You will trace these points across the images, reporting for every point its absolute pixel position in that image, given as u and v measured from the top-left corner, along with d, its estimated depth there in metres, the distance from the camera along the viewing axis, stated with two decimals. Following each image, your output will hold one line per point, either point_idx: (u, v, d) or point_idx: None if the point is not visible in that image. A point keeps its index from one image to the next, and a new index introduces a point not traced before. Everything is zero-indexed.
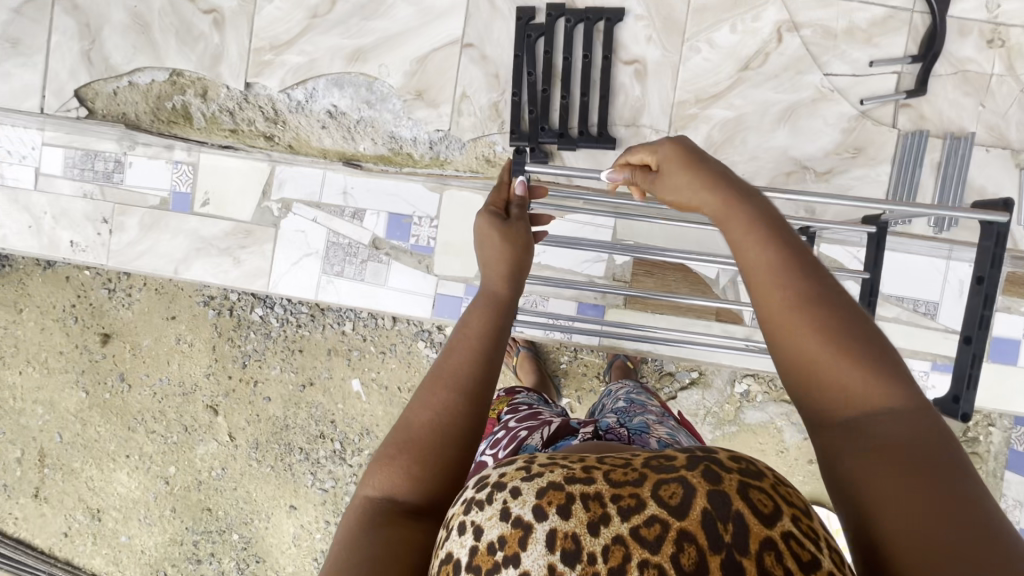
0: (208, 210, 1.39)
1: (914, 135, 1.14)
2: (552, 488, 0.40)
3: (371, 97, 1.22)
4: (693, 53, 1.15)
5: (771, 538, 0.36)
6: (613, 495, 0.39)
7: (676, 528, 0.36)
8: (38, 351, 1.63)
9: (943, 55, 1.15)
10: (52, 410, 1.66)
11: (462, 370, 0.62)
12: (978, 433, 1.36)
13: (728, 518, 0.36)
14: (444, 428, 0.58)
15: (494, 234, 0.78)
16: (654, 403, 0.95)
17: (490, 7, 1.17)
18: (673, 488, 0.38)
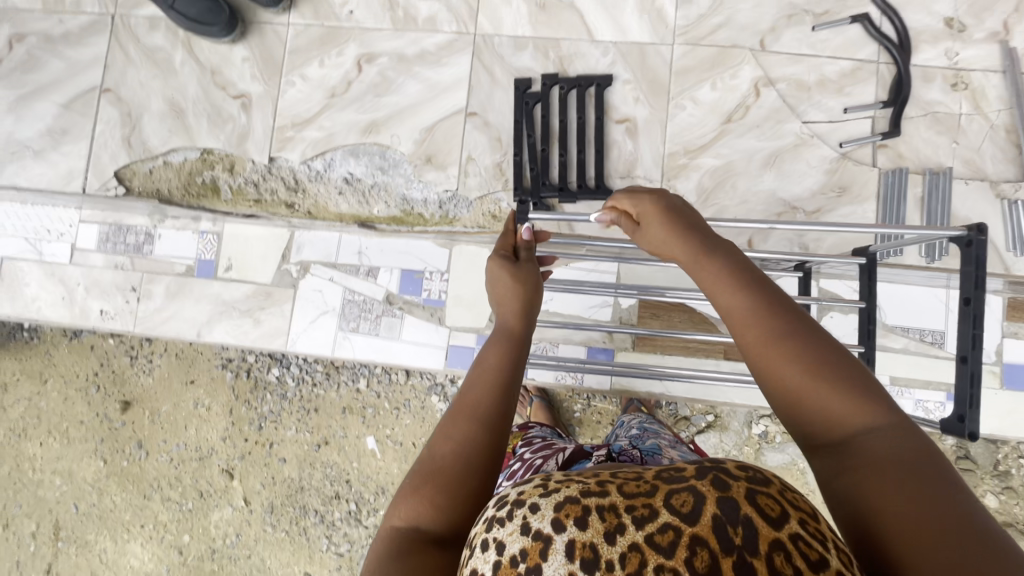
0: (231, 274, 1.46)
1: (894, 173, 1.20)
2: (569, 502, 0.43)
3: (384, 164, 1.33)
4: (679, 109, 1.25)
5: (780, 540, 0.38)
6: (627, 506, 0.41)
7: (689, 534, 0.39)
8: (60, 420, 1.67)
9: (912, 99, 1.24)
10: (70, 481, 1.67)
11: (482, 406, 0.67)
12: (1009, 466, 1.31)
13: (737, 522, 0.39)
14: (465, 457, 0.62)
15: (504, 277, 0.85)
16: (667, 430, 0.97)
17: (490, 80, 1.29)
18: (684, 497, 0.41)
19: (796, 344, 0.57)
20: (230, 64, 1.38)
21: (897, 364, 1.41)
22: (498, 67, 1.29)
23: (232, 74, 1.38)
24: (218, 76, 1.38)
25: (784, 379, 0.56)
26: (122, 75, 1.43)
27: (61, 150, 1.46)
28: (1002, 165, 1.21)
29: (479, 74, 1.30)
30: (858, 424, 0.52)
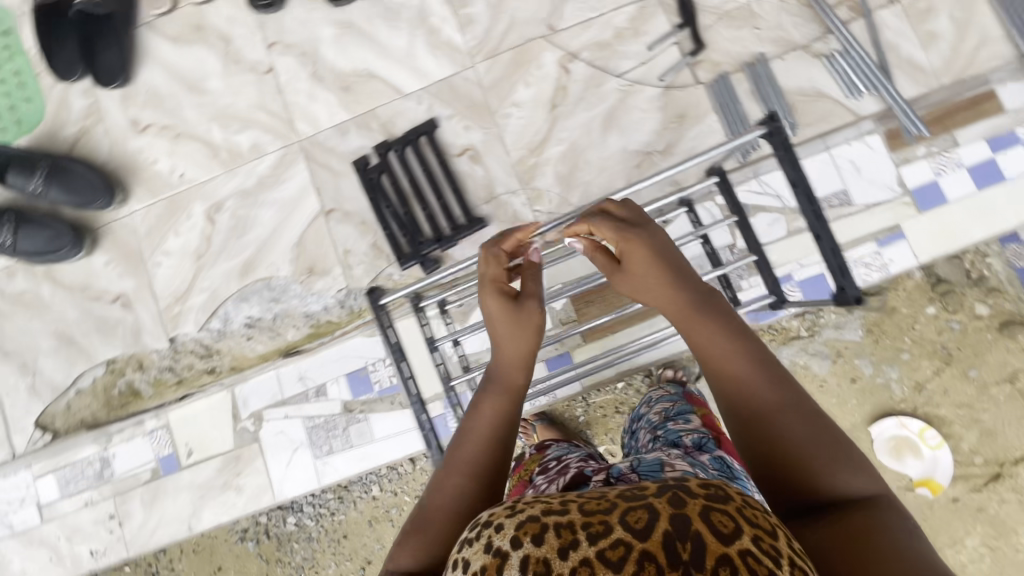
0: (195, 457, 1.44)
1: (718, 82, 1.25)
2: (530, 520, 0.47)
3: (274, 293, 1.33)
4: (507, 118, 1.29)
5: (726, 554, 0.42)
6: (583, 523, 0.45)
7: (638, 548, 0.42)
8: None
9: (700, 11, 1.29)
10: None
11: (474, 461, 0.74)
12: (981, 271, 1.25)
13: (686, 539, 0.43)
14: (456, 515, 0.70)
15: (502, 319, 0.83)
16: (689, 440, 1.02)
17: (331, 174, 1.32)
18: (638, 514, 0.45)
19: (795, 408, 0.65)
20: (95, 274, 1.39)
21: None
22: (333, 160, 1.32)
23: (101, 281, 1.39)
24: (89, 290, 1.39)
25: (787, 424, 0.64)
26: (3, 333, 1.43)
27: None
28: (805, 28, 1.26)
29: (320, 174, 1.32)
30: (834, 470, 0.61)
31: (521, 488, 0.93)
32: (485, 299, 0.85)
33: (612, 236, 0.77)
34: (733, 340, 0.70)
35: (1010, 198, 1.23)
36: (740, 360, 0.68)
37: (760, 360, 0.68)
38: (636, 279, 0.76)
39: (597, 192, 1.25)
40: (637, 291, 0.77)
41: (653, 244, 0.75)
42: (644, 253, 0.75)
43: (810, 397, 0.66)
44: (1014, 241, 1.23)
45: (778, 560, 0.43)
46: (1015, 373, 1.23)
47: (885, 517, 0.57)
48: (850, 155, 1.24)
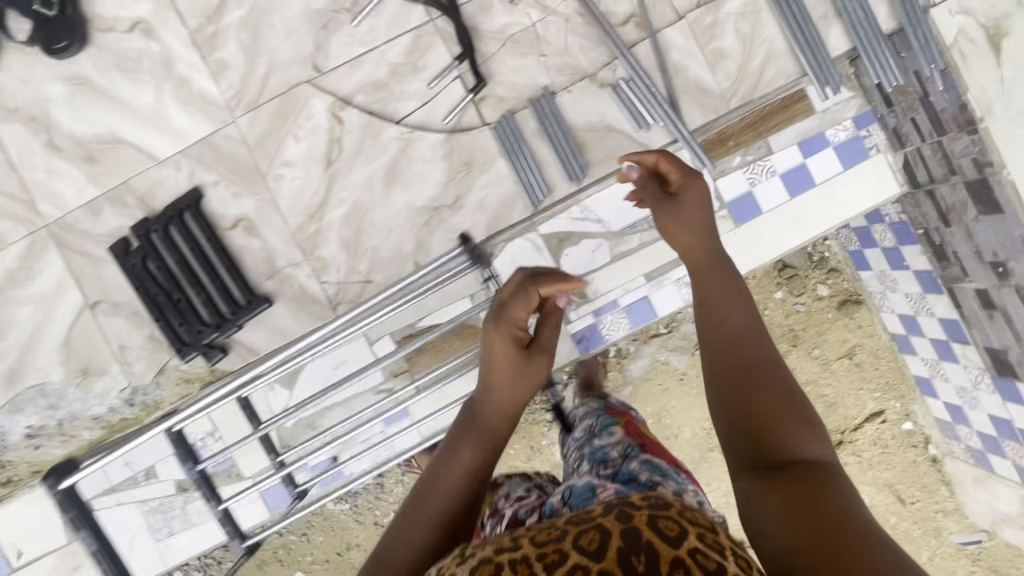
0: (27, 557, 1.38)
1: (502, 122, 1.15)
2: (484, 562, 0.57)
3: (51, 399, 1.20)
4: (280, 180, 1.15)
5: (677, 557, 0.53)
6: (538, 555, 0.56)
7: (595, 568, 0.53)
8: None
9: (482, 37, 1.16)
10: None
11: (440, 509, 0.90)
12: (822, 254, 1.60)
13: (638, 550, 0.53)
14: (417, 552, 0.84)
15: (504, 352, 1.00)
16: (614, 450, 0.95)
17: (89, 261, 1.16)
18: (590, 535, 0.56)
19: (771, 374, 0.73)
20: None
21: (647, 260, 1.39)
22: (88, 245, 1.16)
23: None
24: None
25: (775, 375, 0.73)
26: None
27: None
28: (592, 52, 1.16)
29: (76, 262, 1.16)
30: (790, 439, 0.67)
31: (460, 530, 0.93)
32: (495, 334, 1.01)
33: (671, 170, 0.91)
34: (738, 301, 0.81)
35: (820, 207, 1.33)
36: (739, 316, 0.80)
37: (757, 319, 0.80)
38: (687, 230, 0.89)
39: (387, 256, 1.16)
40: (682, 234, 0.89)
41: (673, 202, 0.90)
42: (698, 198, 0.90)
43: (782, 361, 0.75)
44: (880, 222, 1.48)
45: (722, 550, 0.55)
46: (850, 349, 1.61)
47: (832, 474, 0.63)
48: (671, 168, 1.22)
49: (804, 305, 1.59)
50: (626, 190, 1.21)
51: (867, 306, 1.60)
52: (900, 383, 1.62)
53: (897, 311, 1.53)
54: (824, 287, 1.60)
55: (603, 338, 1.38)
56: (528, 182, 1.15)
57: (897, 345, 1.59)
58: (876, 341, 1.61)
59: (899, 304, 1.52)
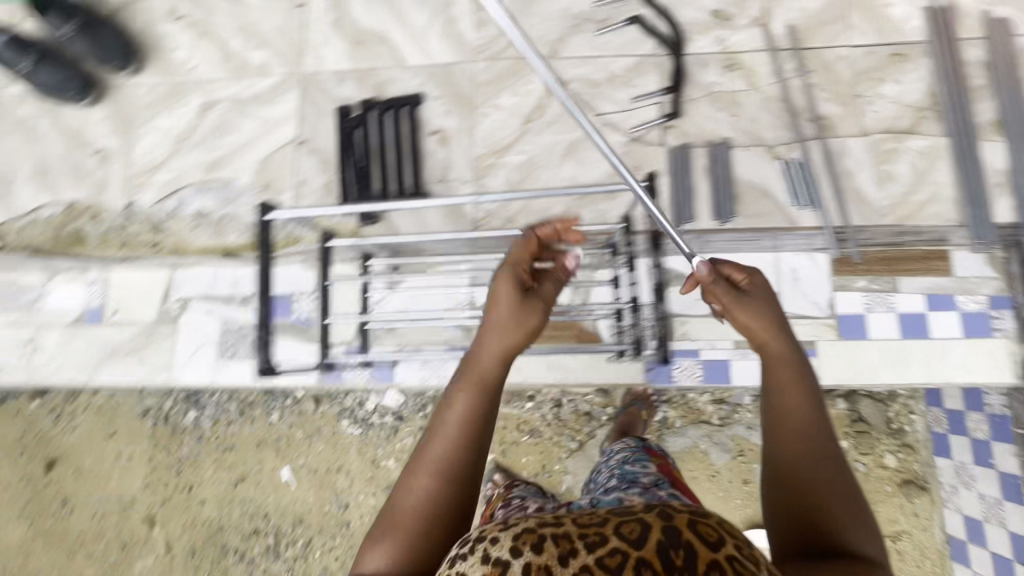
0: (118, 317, 1.67)
1: (680, 151, 1.32)
2: (526, 533, 0.60)
3: (228, 196, 1.44)
4: (484, 116, 1.38)
5: (715, 560, 0.54)
6: (578, 534, 0.58)
7: (635, 556, 0.54)
8: (91, 464, 2.14)
9: (693, 83, 1.36)
10: (121, 501, 2.10)
11: (442, 464, 0.83)
12: (904, 424, 1.50)
13: (678, 546, 0.55)
14: (428, 506, 0.80)
15: (494, 312, 0.96)
16: (646, 477, 1.00)
17: (317, 111, 1.43)
18: (632, 525, 0.58)
19: (806, 425, 0.84)
20: (93, 125, 1.60)
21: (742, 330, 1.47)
22: (323, 99, 1.43)
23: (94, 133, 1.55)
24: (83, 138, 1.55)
25: (810, 426, 0.84)
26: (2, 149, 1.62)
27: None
28: (778, 130, 1.32)
29: (306, 107, 1.43)
30: (815, 456, 0.81)
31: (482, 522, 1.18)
32: (500, 293, 0.97)
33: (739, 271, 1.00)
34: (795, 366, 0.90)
35: (925, 357, 1.38)
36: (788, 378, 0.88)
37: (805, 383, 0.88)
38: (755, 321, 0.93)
39: (537, 208, 1.33)
40: (753, 320, 0.93)
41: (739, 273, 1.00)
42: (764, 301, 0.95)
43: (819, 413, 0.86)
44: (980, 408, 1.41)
45: (757, 563, 0.56)
46: (896, 531, 1.48)
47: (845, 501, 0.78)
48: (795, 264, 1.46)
49: (866, 465, 1.49)
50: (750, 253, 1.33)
51: (931, 495, 1.48)
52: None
53: (965, 512, 1.41)
54: (891, 455, 1.49)
55: (670, 379, 1.49)
56: (678, 203, 1.30)
57: (950, 552, 1.46)
58: (928, 535, 1.47)
59: (968, 505, 1.42)
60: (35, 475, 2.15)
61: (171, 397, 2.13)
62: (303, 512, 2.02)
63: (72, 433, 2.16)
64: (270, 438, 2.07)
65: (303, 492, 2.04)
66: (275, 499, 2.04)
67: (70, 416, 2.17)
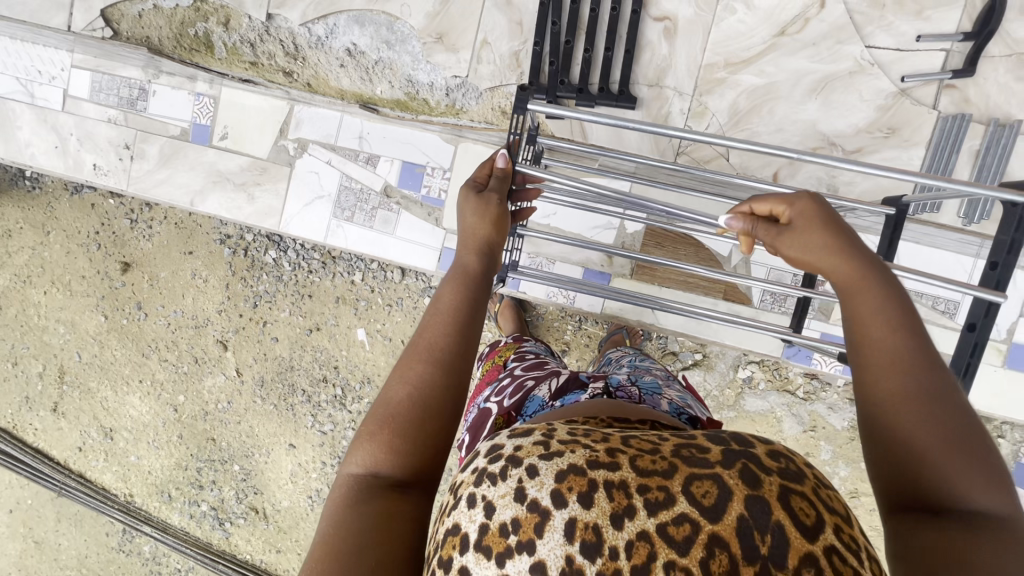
0: (226, 143, 1.48)
1: (954, 118, 1.07)
2: (574, 474, 0.43)
3: (391, 37, 1.26)
4: (728, 13, 1.09)
5: (812, 553, 0.39)
6: (639, 486, 0.42)
7: (707, 532, 0.40)
8: (168, 281, 2.10)
9: (1000, 34, 1.06)
10: (195, 320, 2.10)
11: (439, 344, 0.67)
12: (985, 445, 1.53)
13: (766, 529, 0.39)
14: (422, 401, 0.63)
15: (473, 211, 0.80)
16: (658, 367, 1.06)
17: None
18: (706, 487, 0.41)
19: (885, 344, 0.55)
20: None
21: None
22: None
23: None
24: None
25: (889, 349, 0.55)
26: None
27: None
28: None
29: None
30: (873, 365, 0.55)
31: (495, 372, 1.03)
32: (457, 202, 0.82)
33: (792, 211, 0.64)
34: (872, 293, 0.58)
35: None
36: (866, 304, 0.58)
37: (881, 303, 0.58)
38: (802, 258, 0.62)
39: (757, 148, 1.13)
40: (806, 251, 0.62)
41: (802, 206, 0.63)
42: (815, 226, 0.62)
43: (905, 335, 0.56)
44: None
45: (861, 557, 0.40)
46: None
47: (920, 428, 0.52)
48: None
49: None
50: (943, 253, 1.20)
51: None
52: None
53: None
54: None
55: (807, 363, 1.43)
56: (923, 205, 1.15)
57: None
58: None
59: None
60: (111, 274, 2.12)
61: (252, 232, 2.02)
62: (373, 374, 2.03)
63: (148, 241, 2.08)
64: (350, 297, 2.00)
65: (376, 355, 2.02)
66: (346, 354, 2.03)
67: (147, 224, 2.08)
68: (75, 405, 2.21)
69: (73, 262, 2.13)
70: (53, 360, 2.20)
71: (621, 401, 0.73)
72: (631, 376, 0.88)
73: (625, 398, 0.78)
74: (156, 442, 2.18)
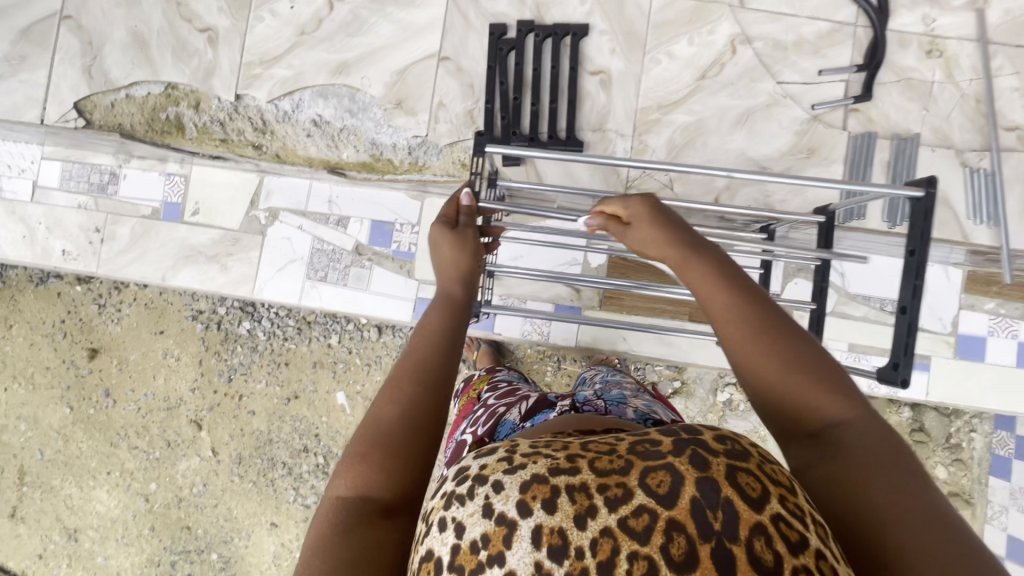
0: (198, 218, 1.53)
1: (863, 136, 1.21)
2: (537, 483, 0.46)
3: (353, 106, 1.35)
4: (654, 64, 1.23)
5: (759, 522, 0.42)
6: (600, 487, 0.44)
7: (665, 518, 0.42)
8: (137, 363, 2.05)
9: (888, 64, 1.23)
10: (167, 402, 2.04)
11: (424, 365, 0.71)
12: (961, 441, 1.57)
13: (716, 506, 0.42)
14: (411, 421, 0.66)
15: (449, 245, 0.87)
16: (627, 380, 1.13)
17: (465, 24, 1.28)
18: (661, 477, 0.44)
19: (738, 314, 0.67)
20: None
21: (859, 332, 1.44)
22: (473, 11, 1.28)
23: (198, 6, 1.37)
24: (183, 8, 1.38)
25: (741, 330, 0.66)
26: (84, 4, 1.42)
27: (23, 90, 1.44)
28: (969, 134, 1.22)
29: (453, 19, 1.29)
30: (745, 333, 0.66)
31: (470, 405, 1.07)
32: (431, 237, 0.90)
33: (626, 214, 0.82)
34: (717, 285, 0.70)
35: None
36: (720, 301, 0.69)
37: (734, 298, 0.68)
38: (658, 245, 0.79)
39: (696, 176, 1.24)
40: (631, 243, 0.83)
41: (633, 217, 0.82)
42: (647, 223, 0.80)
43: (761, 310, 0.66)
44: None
45: (805, 521, 0.44)
46: None
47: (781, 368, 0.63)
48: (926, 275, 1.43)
49: None
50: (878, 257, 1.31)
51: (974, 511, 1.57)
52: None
53: None
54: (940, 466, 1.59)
55: None
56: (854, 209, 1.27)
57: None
58: None
59: None
60: (77, 362, 2.06)
61: (226, 304, 2.02)
62: None
63: (117, 324, 2.05)
64: (327, 360, 1.99)
65: (357, 418, 1.99)
66: (327, 421, 2.00)
67: (115, 307, 2.05)
68: (35, 508, 2.07)
69: (37, 354, 2.07)
70: (12, 462, 2.08)
71: (589, 415, 0.79)
72: (596, 392, 0.96)
73: (591, 410, 0.84)
74: (125, 539, 2.04)
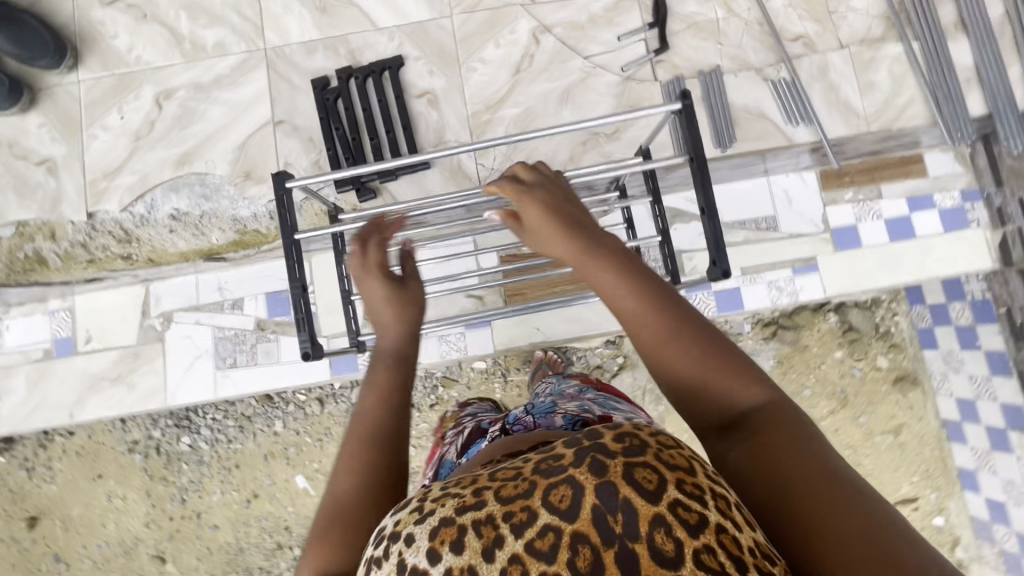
0: (93, 345, 1.49)
1: (672, 83, 1.31)
2: (444, 526, 0.46)
3: (205, 190, 1.39)
4: (471, 72, 1.32)
5: (657, 515, 0.43)
6: (504, 516, 0.45)
7: (568, 532, 0.44)
8: (81, 515, 1.94)
9: (674, 14, 1.35)
10: (124, 545, 1.94)
11: (374, 432, 0.75)
12: (889, 326, 1.59)
13: (615, 510, 0.44)
14: (366, 489, 0.68)
15: (385, 297, 0.91)
16: (576, 382, 1.06)
17: (290, 87, 1.35)
18: (562, 493, 0.45)
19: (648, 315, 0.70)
20: (25, 133, 1.41)
21: (747, 256, 1.52)
22: (293, 74, 1.36)
23: (30, 142, 1.40)
24: (16, 148, 1.41)
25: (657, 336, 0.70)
26: None
27: None
28: (762, 54, 1.35)
29: (278, 85, 1.36)
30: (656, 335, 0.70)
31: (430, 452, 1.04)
32: (363, 285, 0.91)
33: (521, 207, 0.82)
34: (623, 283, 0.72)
35: (916, 257, 1.50)
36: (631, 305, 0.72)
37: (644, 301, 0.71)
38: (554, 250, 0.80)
39: (540, 159, 1.32)
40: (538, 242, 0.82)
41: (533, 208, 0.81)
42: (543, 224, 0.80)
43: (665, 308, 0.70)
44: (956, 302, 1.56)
45: (705, 499, 0.45)
46: (897, 426, 1.59)
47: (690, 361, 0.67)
48: (786, 186, 1.53)
49: (862, 369, 1.58)
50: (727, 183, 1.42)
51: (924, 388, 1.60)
52: (940, 476, 1.60)
53: (956, 395, 1.55)
54: (881, 357, 1.59)
55: None
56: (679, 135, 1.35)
57: (946, 432, 1.60)
58: (926, 426, 1.60)
59: (959, 389, 1.56)
60: (17, 535, 1.95)
61: (158, 427, 1.92)
62: None
63: (51, 483, 1.94)
64: (278, 448, 1.93)
65: None
66: (294, 510, 1.93)
67: (45, 466, 1.94)
68: None
69: None
70: None
71: (516, 437, 0.77)
72: (526, 406, 0.92)
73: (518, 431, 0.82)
74: None
